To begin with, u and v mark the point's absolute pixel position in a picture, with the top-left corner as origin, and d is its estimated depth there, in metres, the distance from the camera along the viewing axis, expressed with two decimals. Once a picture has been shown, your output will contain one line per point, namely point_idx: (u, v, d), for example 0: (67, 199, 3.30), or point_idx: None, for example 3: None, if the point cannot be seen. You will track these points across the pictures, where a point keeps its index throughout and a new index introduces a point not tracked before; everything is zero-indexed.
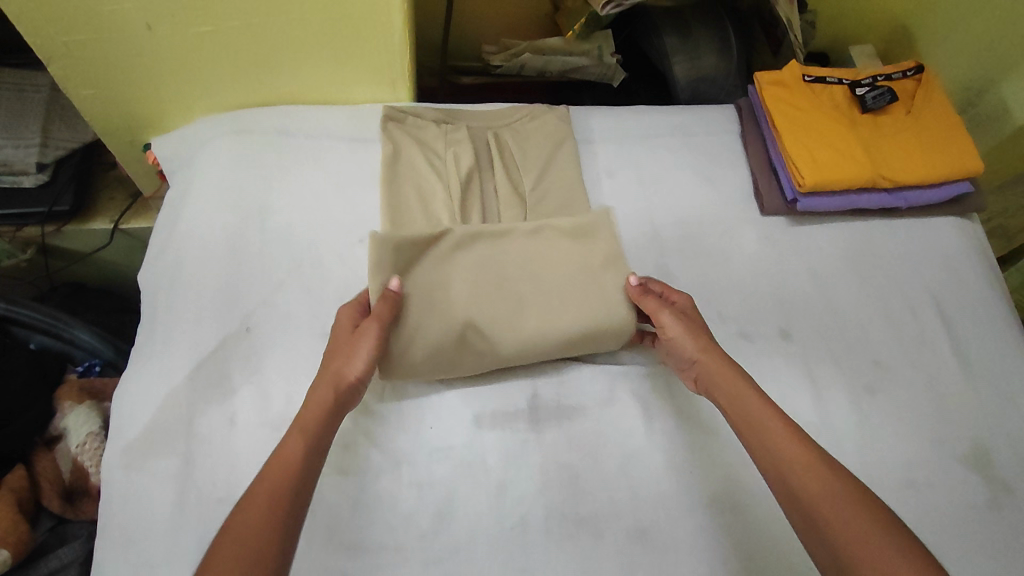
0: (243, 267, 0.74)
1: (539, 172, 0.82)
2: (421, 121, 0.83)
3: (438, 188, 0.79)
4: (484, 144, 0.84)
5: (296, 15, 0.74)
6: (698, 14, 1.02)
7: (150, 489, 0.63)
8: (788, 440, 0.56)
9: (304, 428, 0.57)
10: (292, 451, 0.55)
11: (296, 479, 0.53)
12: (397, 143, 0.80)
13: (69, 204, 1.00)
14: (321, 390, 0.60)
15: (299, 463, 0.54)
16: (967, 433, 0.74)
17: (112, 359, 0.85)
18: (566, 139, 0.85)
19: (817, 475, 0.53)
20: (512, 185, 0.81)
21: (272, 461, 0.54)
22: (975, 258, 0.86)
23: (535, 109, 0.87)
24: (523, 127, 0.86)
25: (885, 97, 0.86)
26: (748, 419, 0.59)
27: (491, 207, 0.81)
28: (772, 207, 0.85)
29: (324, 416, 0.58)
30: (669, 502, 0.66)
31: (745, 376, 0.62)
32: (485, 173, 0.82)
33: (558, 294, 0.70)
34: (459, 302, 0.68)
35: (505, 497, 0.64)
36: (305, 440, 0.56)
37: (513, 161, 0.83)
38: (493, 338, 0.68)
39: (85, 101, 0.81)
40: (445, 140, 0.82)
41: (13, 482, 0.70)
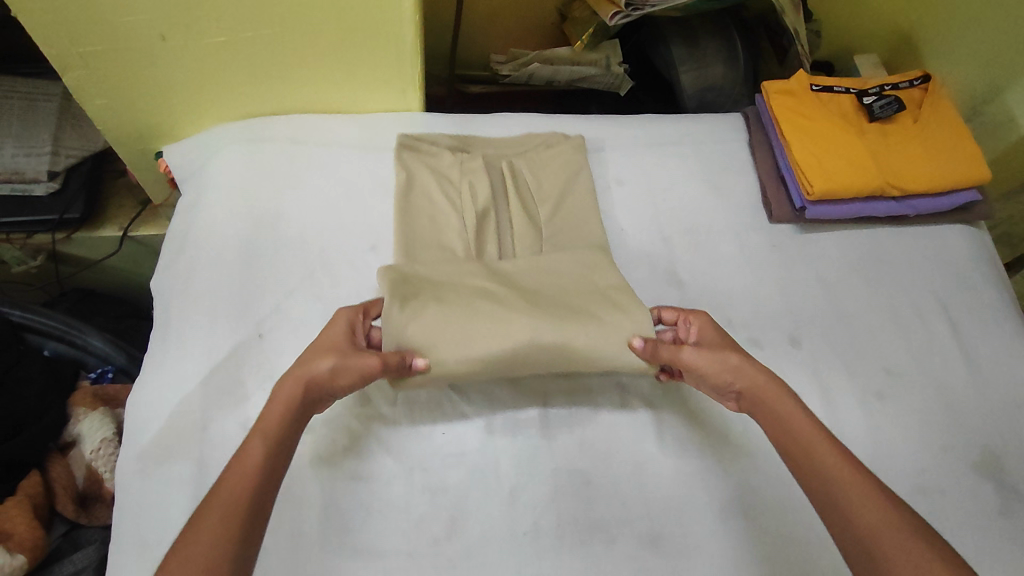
0: (255, 274, 0.75)
1: (555, 204, 0.81)
2: (437, 147, 0.83)
3: (451, 217, 0.78)
4: (499, 172, 0.83)
5: (309, 26, 0.75)
6: (705, 23, 1.03)
7: (165, 494, 0.63)
8: (845, 468, 0.52)
9: (265, 432, 0.53)
10: (252, 456, 0.51)
11: (253, 486, 0.49)
12: (410, 170, 0.80)
13: (79, 212, 1.00)
14: (287, 387, 0.56)
15: (255, 470, 0.50)
16: (977, 439, 0.74)
17: (123, 367, 0.85)
18: (581, 169, 0.84)
19: (878, 510, 0.49)
20: (528, 216, 0.80)
21: (228, 471, 0.50)
22: (982, 265, 0.87)
23: (551, 137, 0.86)
24: (539, 155, 0.85)
25: (892, 106, 0.87)
26: (798, 439, 0.55)
27: (506, 236, 0.80)
28: (781, 215, 0.85)
29: (288, 418, 0.54)
30: (682, 508, 0.66)
31: (789, 391, 0.59)
32: (501, 202, 0.81)
33: (569, 312, 0.69)
34: (465, 322, 0.66)
35: (518, 503, 0.64)
36: (267, 444, 0.52)
37: (528, 191, 0.82)
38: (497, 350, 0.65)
39: (98, 110, 0.82)
40: (460, 167, 0.82)
41: (28, 488, 0.70)
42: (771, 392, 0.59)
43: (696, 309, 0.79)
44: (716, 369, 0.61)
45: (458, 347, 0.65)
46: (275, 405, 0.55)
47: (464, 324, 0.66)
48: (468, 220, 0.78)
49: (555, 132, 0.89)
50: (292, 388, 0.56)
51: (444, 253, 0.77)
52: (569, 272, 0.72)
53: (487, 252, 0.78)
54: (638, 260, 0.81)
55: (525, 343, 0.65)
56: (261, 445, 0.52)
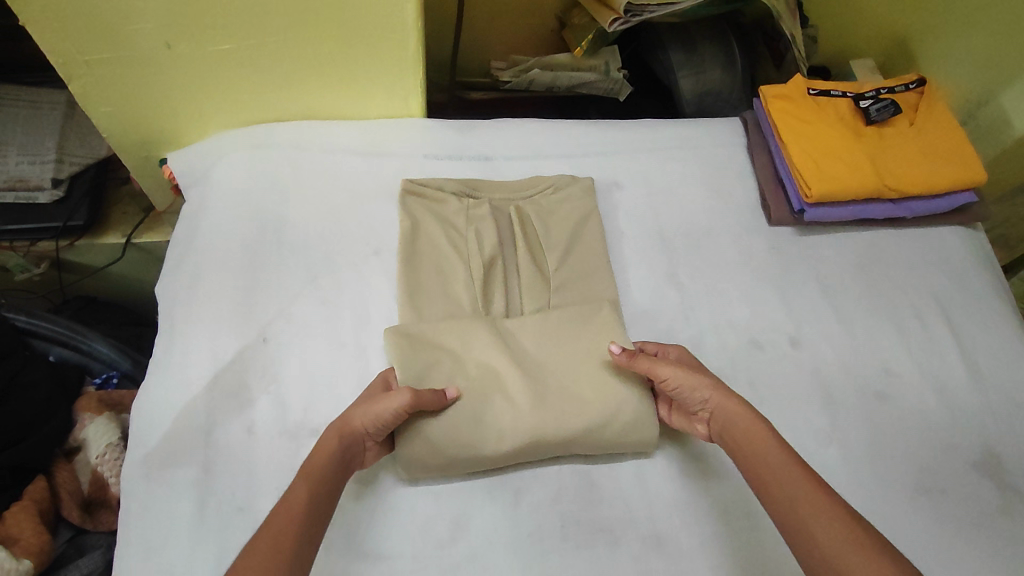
0: (260, 280, 0.75)
1: (564, 250, 0.78)
2: (444, 194, 0.81)
3: (458, 267, 0.76)
4: (506, 219, 0.81)
5: (312, 33, 0.75)
6: (702, 29, 1.05)
7: (171, 498, 0.64)
8: (805, 482, 0.53)
9: (309, 476, 0.55)
10: (296, 498, 0.53)
11: (301, 525, 0.51)
12: (415, 218, 0.79)
13: (84, 219, 1.01)
14: (328, 437, 0.58)
15: (304, 511, 0.52)
16: (977, 438, 0.74)
17: (129, 372, 0.86)
18: (592, 213, 0.82)
19: (835, 522, 0.49)
20: (536, 267, 0.78)
21: (274, 511, 0.52)
22: (980, 266, 0.87)
23: (559, 180, 0.84)
24: (547, 202, 0.82)
25: (888, 109, 0.88)
26: (761, 458, 0.56)
27: (514, 287, 0.77)
28: (780, 217, 0.86)
29: (330, 463, 0.57)
30: (684, 509, 0.66)
31: (759, 414, 0.60)
32: (508, 249, 0.79)
33: (575, 383, 0.69)
34: (471, 397, 0.66)
35: (522, 505, 0.65)
36: (310, 487, 0.54)
37: (535, 238, 0.80)
38: (507, 425, 0.65)
39: (104, 118, 0.83)
40: (466, 216, 0.80)
41: (34, 493, 0.70)
42: (740, 413, 0.60)
43: (697, 312, 0.79)
44: (691, 386, 0.63)
45: (465, 423, 0.65)
46: (317, 455, 0.57)
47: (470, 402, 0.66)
48: (474, 269, 0.76)
49: (563, 175, 0.86)
50: (333, 437, 0.58)
51: (448, 308, 0.74)
52: (576, 340, 0.71)
53: (493, 304, 0.76)
54: (639, 263, 0.82)
55: (534, 418, 0.65)
56: (305, 487, 0.54)
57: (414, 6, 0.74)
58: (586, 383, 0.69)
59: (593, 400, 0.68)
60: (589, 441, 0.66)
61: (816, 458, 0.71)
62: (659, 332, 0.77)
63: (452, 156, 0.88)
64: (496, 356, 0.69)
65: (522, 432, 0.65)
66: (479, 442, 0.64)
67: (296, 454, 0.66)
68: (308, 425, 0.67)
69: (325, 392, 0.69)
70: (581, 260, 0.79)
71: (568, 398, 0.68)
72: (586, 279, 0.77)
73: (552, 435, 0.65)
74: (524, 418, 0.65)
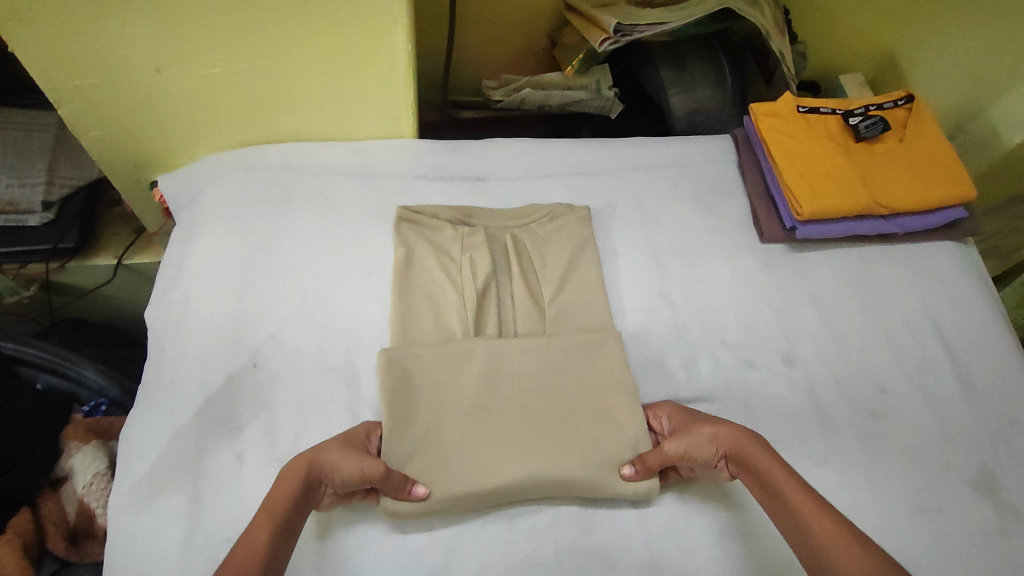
0: (250, 304, 0.75)
1: (559, 279, 0.78)
2: (438, 222, 0.81)
3: (451, 296, 0.75)
4: (501, 247, 0.81)
5: (302, 57, 0.76)
6: (692, 47, 1.05)
7: (158, 529, 0.63)
8: (819, 516, 0.54)
9: (270, 512, 0.55)
10: (256, 538, 0.53)
11: (258, 563, 0.51)
12: (408, 245, 0.78)
13: (74, 241, 1.00)
14: (292, 471, 0.58)
15: (261, 551, 0.52)
16: (973, 456, 0.74)
17: (118, 399, 0.85)
18: (588, 242, 0.82)
19: (854, 552, 0.50)
20: (531, 294, 0.77)
21: (233, 551, 0.52)
22: (972, 281, 0.87)
23: (556, 208, 0.84)
24: (540, 230, 0.82)
25: (878, 126, 0.88)
26: (782, 492, 0.57)
27: (507, 315, 0.76)
28: (771, 234, 0.86)
29: (292, 500, 0.56)
30: (679, 533, 0.66)
31: (767, 446, 0.61)
32: (501, 276, 0.78)
33: (570, 413, 0.68)
34: (463, 430, 0.66)
35: (517, 529, 0.64)
36: (267, 525, 0.54)
37: (531, 267, 0.79)
38: (498, 464, 0.64)
39: (93, 142, 0.82)
40: (461, 244, 0.79)
41: (18, 526, 0.69)
42: (748, 447, 0.61)
43: (690, 331, 0.79)
44: (693, 437, 0.63)
45: (459, 464, 0.64)
46: (277, 491, 0.57)
47: (464, 440, 0.65)
48: (468, 300, 0.75)
49: (560, 202, 0.86)
50: (298, 470, 0.58)
51: (440, 332, 0.74)
52: (569, 373, 0.70)
53: (485, 326, 0.75)
54: (631, 282, 0.82)
55: (527, 456, 0.65)
56: (263, 525, 0.54)
57: (404, 30, 0.74)
58: (579, 419, 0.68)
59: (587, 442, 0.67)
60: (586, 484, 0.65)
61: (812, 478, 0.70)
62: (653, 353, 0.77)
63: (444, 176, 0.88)
64: (492, 388, 0.68)
65: (514, 471, 0.64)
66: (472, 478, 0.63)
67: None
68: (299, 451, 0.67)
69: (316, 418, 0.69)
70: (575, 280, 0.78)
71: (559, 435, 0.67)
72: (578, 299, 0.77)
73: (545, 475, 0.64)
74: (518, 458, 0.65)
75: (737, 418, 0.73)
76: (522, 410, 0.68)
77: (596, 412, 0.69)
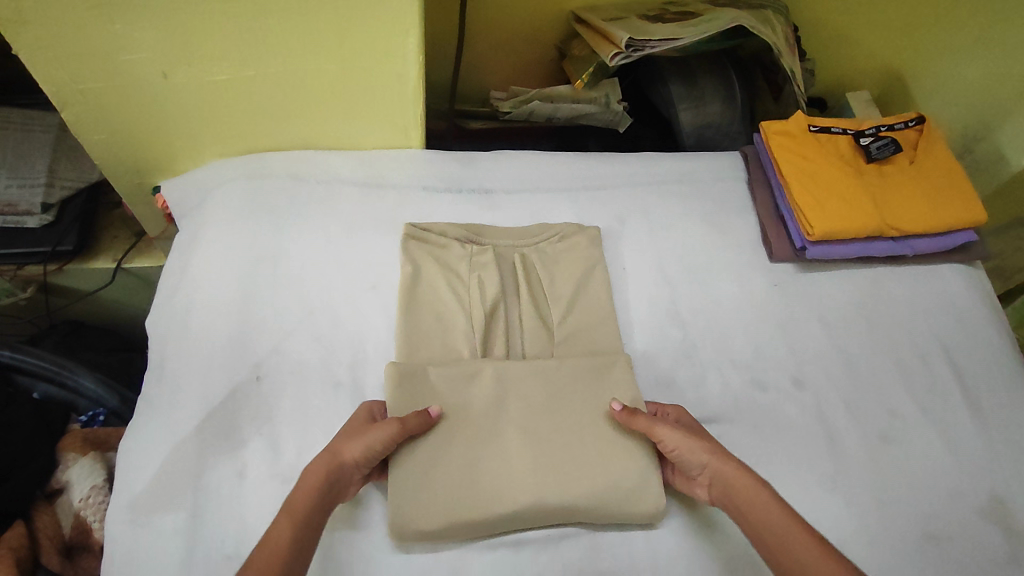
0: (254, 314, 0.74)
1: (568, 302, 0.77)
2: (446, 239, 0.80)
3: (459, 319, 0.74)
4: (510, 267, 0.80)
5: (312, 65, 0.75)
6: (703, 62, 1.05)
7: (158, 545, 0.61)
8: (813, 548, 0.53)
9: (293, 513, 0.55)
10: (277, 538, 0.52)
11: (287, 559, 0.51)
12: (417, 264, 0.77)
13: (73, 244, 0.99)
14: (311, 470, 0.58)
15: (287, 549, 0.52)
16: (983, 482, 0.74)
17: (116, 409, 0.84)
18: (597, 263, 0.81)
19: None
20: (540, 318, 0.76)
21: (255, 551, 0.51)
22: (981, 305, 0.87)
23: (565, 227, 0.83)
24: (551, 250, 0.81)
25: (889, 147, 0.87)
26: (770, 523, 0.56)
27: (515, 336, 0.76)
28: (781, 253, 0.85)
29: (312, 500, 0.56)
30: (688, 557, 0.65)
31: (756, 476, 0.60)
32: (510, 297, 0.78)
33: (579, 437, 0.67)
34: (471, 452, 0.65)
35: (523, 551, 0.64)
36: (289, 523, 0.54)
37: (541, 288, 0.79)
38: (505, 489, 0.64)
39: (96, 146, 0.81)
40: (469, 263, 0.79)
41: (12, 540, 0.67)
42: (734, 474, 0.61)
43: (698, 350, 0.78)
44: (690, 449, 0.63)
45: (466, 489, 0.63)
46: (297, 490, 0.57)
47: (471, 464, 0.65)
48: (476, 318, 0.75)
49: (568, 221, 0.85)
50: (319, 469, 0.58)
51: (446, 351, 0.73)
52: (579, 397, 0.70)
53: (493, 349, 0.74)
54: (640, 299, 0.81)
55: (534, 482, 0.64)
56: (285, 524, 0.54)
57: (416, 40, 0.74)
58: (589, 444, 0.67)
59: (595, 466, 0.66)
60: (593, 511, 0.64)
61: (821, 503, 0.70)
62: (662, 372, 0.76)
63: (452, 188, 0.87)
64: (501, 411, 0.68)
65: (522, 497, 0.63)
66: (479, 503, 0.63)
67: None
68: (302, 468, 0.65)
69: (319, 433, 0.67)
70: (586, 303, 0.78)
71: (568, 460, 0.66)
72: (586, 317, 0.77)
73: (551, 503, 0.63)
74: (526, 482, 0.64)
75: (745, 441, 0.73)
76: (530, 433, 0.67)
77: (607, 440, 0.68)
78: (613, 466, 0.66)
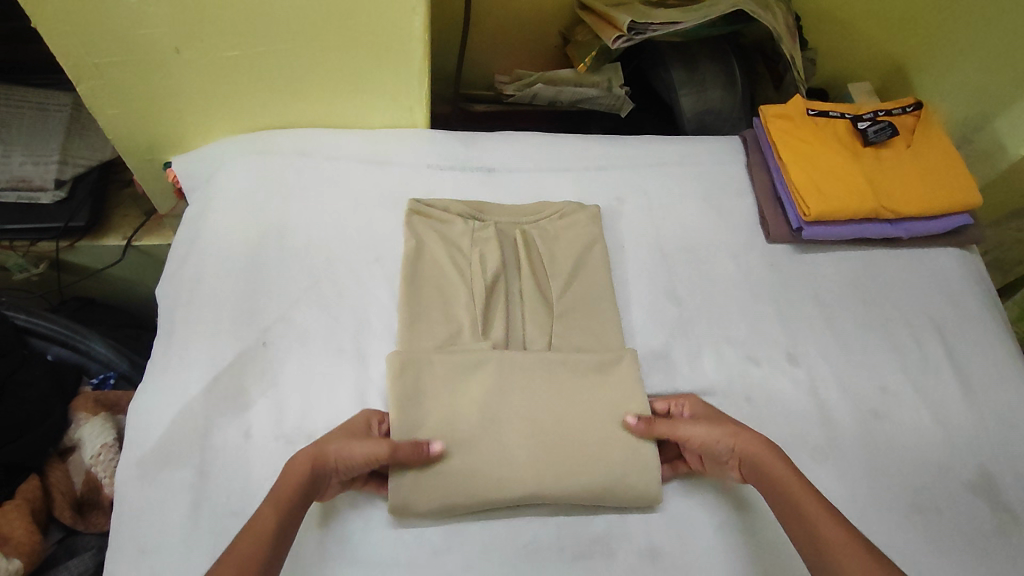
0: (261, 285, 0.76)
1: (568, 277, 0.79)
2: (449, 215, 0.82)
3: (460, 290, 0.76)
4: (511, 243, 0.82)
5: (322, 43, 0.77)
6: (705, 48, 1.06)
7: (167, 501, 0.63)
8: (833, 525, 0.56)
9: (277, 502, 0.56)
10: (263, 524, 0.54)
11: (265, 546, 0.53)
12: (420, 238, 0.80)
13: (85, 221, 1.01)
14: (294, 464, 0.59)
15: (267, 537, 0.53)
16: (972, 457, 0.75)
17: (126, 373, 0.87)
18: (596, 241, 0.83)
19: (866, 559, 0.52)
20: (540, 292, 0.78)
21: (241, 533, 0.54)
22: (975, 288, 0.88)
23: (565, 206, 0.85)
24: (551, 227, 0.83)
25: (886, 131, 0.89)
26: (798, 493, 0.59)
27: (514, 312, 0.77)
28: (778, 234, 0.87)
29: (300, 490, 0.57)
30: (680, 522, 0.68)
31: (783, 454, 0.63)
32: (511, 272, 0.80)
33: (579, 429, 0.69)
34: (471, 441, 0.67)
35: (519, 513, 0.66)
36: (271, 511, 0.55)
37: (541, 264, 0.81)
38: (504, 477, 0.65)
39: (109, 120, 0.83)
40: (471, 238, 0.80)
41: (26, 492, 0.70)
42: (758, 451, 0.63)
43: (694, 326, 0.80)
44: (713, 437, 0.65)
45: (465, 477, 0.65)
46: (284, 479, 0.58)
47: (469, 451, 0.66)
48: (477, 290, 0.77)
49: (568, 200, 0.87)
50: (303, 464, 0.59)
51: (448, 321, 0.75)
52: (579, 389, 0.71)
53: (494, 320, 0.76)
54: (638, 276, 0.83)
55: (533, 471, 0.66)
56: (269, 514, 0.55)
57: (422, 19, 0.75)
58: (586, 427, 0.69)
59: (593, 458, 0.67)
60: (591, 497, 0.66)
61: (811, 474, 0.71)
62: (658, 346, 0.78)
63: (455, 167, 0.89)
64: (500, 401, 0.69)
65: (521, 484, 0.65)
66: (478, 490, 0.65)
67: None
68: (306, 429, 0.68)
69: (323, 398, 0.70)
70: (585, 280, 0.80)
71: (566, 448, 0.68)
72: (585, 294, 0.79)
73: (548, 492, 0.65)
74: (525, 470, 0.66)
75: (738, 413, 0.74)
76: (531, 420, 0.69)
77: (606, 425, 0.69)
78: (610, 450, 0.68)
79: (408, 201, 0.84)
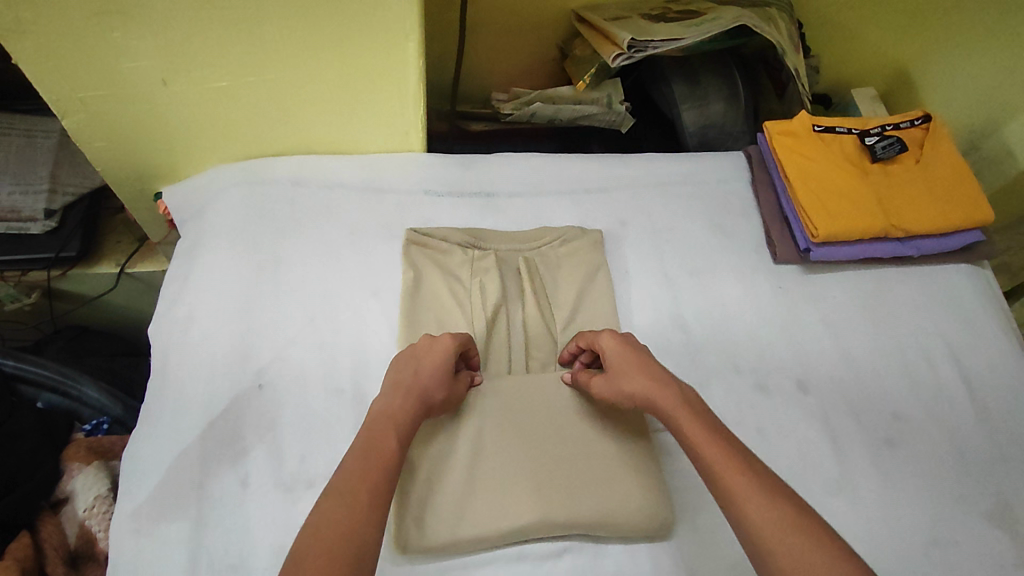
0: (256, 320, 0.74)
1: (572, 308, 0.78)
2: (447, 244, 0.80)
3: (461, 323, 0.75)
4: (513, 272, 0.80)
5: (312, 70, 0.74)
6: (706, 62, 1.04)
7: (162, 554, 0.62)
8: (725, 465, 0.53)
9: (396, 430, 0.57)
10: (387, 448, 0.55)
11: (392, 470, 0.54)
12: (418, 269, 0.77)
13: (76, 250, 0.99)
14: (406, 400, 0.60)
15: (393, 462, 0.54)
16: (989, 487, 0.73)
17: (120, 417, 0.86)
18: (600, 267, 0.81)
19: (758, 500, 0.50)
20: (545, 322, 0.77)
21: (360, 455, 0.54)
22: (988, 307, 0.86)
23: (568, 231, 0.82)
24: (553, 255, 0.81)
25: (895, 147, 0.86)
26: (691, 449, 0.56)
27: (518, 341, 0.76)
28: (785, 255, 0.85)
29: (411, 419, 0.59)
30: (690, 564, 0.65)
31: (676, 391, 0.60)
32: (514, 303, 0.78)
33: (586, 456, 0.67)
34: (474, 472, 0.65)
35: (525, 556, 0.64)
36: (400, 440, 0.56)
37: (544, 293, 0.79)
38: (507, 507, 0.63)
39: (98, 153, 0.81)
40: (471, 267, 0.78)
41: (16, 551, 0.69)
42: (662, 396, 0.60)
43: (701, 354, 0.78)
44: (619, 381, 0.63)
45: (466, 510, 0.63)
46: (404, 411, 0.59)
47: (468, 485, 0.64)
48: (478, 321, 0.75)
49: (571, 224, 0.85)
50: (411, 399, 0.60)
51: None
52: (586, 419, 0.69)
53: (495, 355, 0.74)
54: (644, 303, 0.80)
55: (538, 502, 0.64)
56: (396, 442, 0.56)
57: (416, 45, 0.73)
58: (589, 454, 0.67)
59: (600, 486, 0.66)
60: (603, 526, 0.64)
61: (824, 508, 0.69)
62: None
63: (453, 192, 0.86)
64: (505, 431, 0.67)
65: (524, 518, 0.63)
66: (480, 524, 0.63)
67: (292, 507, 0.64)
68: (304, 477, 0.66)
69: (322, 441, 0.68)
70: (589, 310, 0.78)
71: (569, 474, 0.66)
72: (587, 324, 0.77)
73: (555, 521, 0.63)
74: (527, 501, 0.64)
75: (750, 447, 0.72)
76: (531, 444, 0.67)
77: (614, 459, 0.67)
78: (617, 482, 0.66)
79: (405, 228, 0.82)
